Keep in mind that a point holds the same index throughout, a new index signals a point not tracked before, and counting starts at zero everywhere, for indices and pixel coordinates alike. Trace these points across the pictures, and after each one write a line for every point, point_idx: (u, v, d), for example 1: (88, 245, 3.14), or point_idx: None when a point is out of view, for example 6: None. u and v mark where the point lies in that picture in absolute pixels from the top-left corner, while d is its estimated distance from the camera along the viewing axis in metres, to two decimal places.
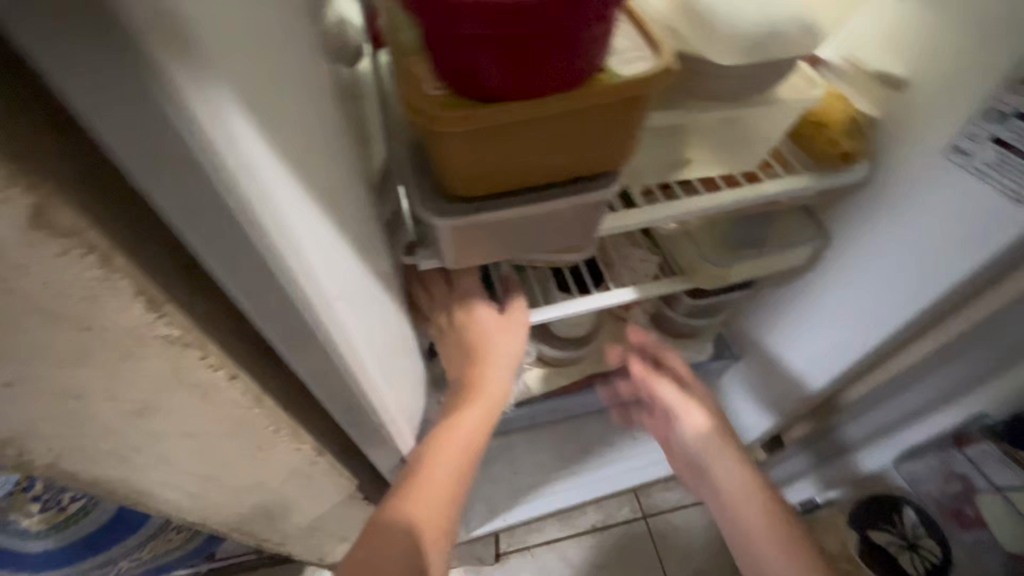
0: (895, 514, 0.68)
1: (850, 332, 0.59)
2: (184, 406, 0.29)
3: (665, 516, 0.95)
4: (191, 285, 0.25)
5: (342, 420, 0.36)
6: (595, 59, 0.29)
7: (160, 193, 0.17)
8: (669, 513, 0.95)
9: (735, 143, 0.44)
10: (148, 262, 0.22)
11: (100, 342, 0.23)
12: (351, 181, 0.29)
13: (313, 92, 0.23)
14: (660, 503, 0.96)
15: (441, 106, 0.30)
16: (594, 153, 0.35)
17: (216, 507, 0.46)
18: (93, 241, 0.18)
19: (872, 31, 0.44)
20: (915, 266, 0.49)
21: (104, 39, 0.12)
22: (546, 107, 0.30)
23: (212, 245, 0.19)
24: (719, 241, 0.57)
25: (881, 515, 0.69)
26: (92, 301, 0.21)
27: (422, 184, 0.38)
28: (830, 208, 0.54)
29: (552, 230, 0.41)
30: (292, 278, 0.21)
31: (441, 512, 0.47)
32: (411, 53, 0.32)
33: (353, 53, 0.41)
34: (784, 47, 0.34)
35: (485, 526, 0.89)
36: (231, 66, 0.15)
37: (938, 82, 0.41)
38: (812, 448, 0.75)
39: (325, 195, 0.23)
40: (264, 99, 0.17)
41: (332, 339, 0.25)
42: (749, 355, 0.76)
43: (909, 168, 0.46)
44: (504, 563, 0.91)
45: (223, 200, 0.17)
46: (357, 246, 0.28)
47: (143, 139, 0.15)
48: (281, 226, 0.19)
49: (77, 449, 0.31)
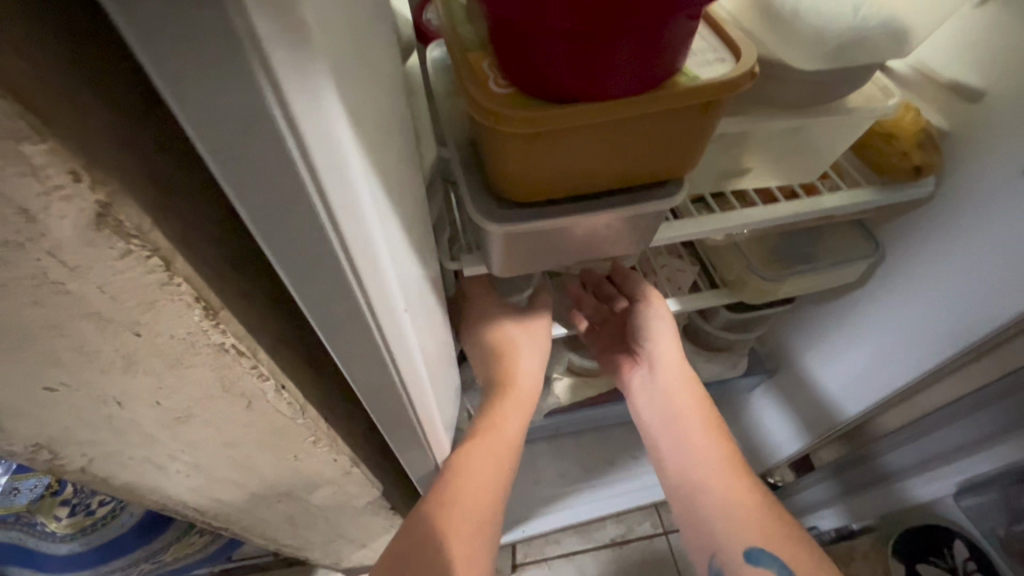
0: (944, 545, 0.60)
1: (897, 352, 0.55)
2: (226, 415, 0.28)
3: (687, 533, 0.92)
4: (246, 290, 0.23)
5: (384, 433, 0.34)
6: (676, 59, 0.27)
7: (241, 196, 0.15)
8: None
9: (799, 153, 0.42)
10: (209, 265, 0.20)
11: (150, 348, 0.21)
12: (413, 182, 0.27)
13: (388, 87, 0.21)
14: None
15: (506, 105, 0.28)
16: (661, 159, 0.33)
17: (243, 513, 0.45)
18: (155, 242, 0.17)
19: (948, 40, 0.41)
20: (976, 291, 0.46)
21: (208, 19, 0.11)
22: (619, 109, 0.28)
23: (288, 253, 0.17)
24: (767, 254, 0.54)
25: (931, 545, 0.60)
26: (148, 306, 0.19)
27: (474, 187, 0.36)
28: (889, 223, 0.52)
29: (604, 239, 0.39)
30: (365, 290, 0.19)
31: (480, 510, 0.43)
32: (473, 49, 0.31)
33: (403, 49, 0.40)
34: (870, 53, 0.33)
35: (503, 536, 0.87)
36: (333, 55, 0.13)
37: (1020, 94, 0.38)
38: (839, 477, 0.69)
39: (398, 199, 0.21)
40: (357, 93, 0.15)
41: (394, 355, 0.24)
42: (785, 371, 0.74)
43: (980, 185, 0.43)
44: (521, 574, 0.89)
45: (308, 204, 0.15)
46: (418, 252, 0.26)
47: (233, 137, 0.13)
48: (363, 234, 0.17)
49: (112, 454, 0.29)
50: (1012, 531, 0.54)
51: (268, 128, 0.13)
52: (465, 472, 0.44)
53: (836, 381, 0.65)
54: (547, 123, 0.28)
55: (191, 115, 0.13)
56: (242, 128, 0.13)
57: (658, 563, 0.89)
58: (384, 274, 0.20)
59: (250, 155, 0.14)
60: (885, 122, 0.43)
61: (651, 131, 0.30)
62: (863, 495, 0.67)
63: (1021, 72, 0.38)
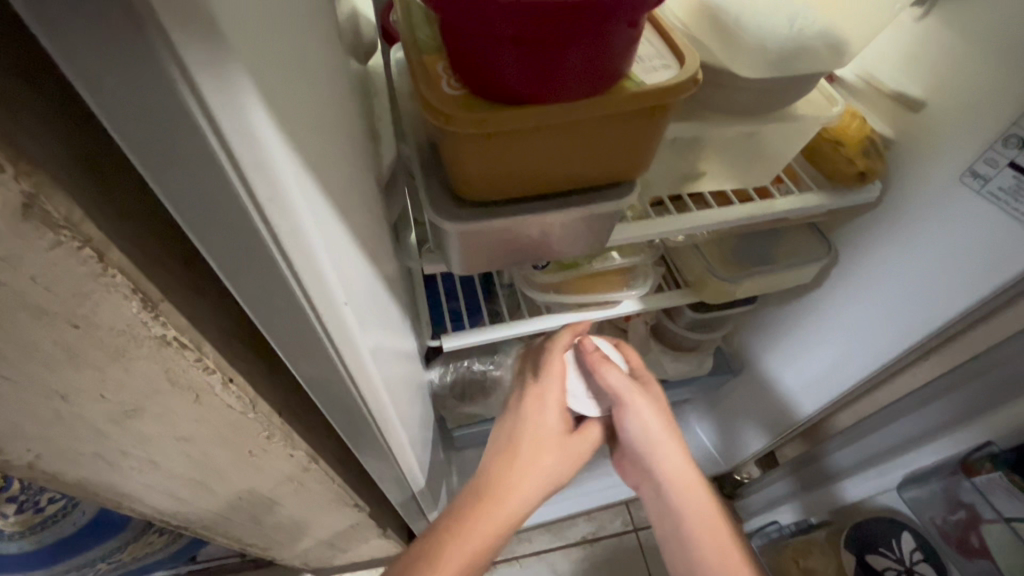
0: (893, 537, 0.62)
1: (850, 360, 0.58)
2: (176, 409, 0.28)
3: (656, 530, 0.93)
4: (190, 283, 0.23)
5: (339, 428, 0.34)
6: (620, 64, 0.28)
7: (170, 189, 0.15)
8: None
9: (749, 158, 0.43)
10: (148, 258, 0.20)
11: (89, 341, 0.21)
12: (364, 180, 0.28)
13: (328, 84, 0.22)
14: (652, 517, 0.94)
15: (458, 106, 0.29)
16: (611, 162, 0.34)
17: (202, 512, 0.45)
18: (88, 234, 0.17)
19: (889, 52, 0.44)
20: (921, 293, 0.48)
21: (116, 19, 0.11)
22: (567, 113, 0.29)
23: (221, 245, 0.18)
24: (727, 256, 0.56)
25: (880, 537, 0.63)
26: (84, 298, 0.19)
27: (433, 186, 0.37)
28: (842, 227, 0.54)
29: (562, 237, 0.39)
30: (301, 283, 0.20)
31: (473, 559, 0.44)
32: (428, 51, 0.31)
33: (364, 49, 0.40)
34: (809, 62, 0.34)
35: None
36: (251, 53, 0.14)
37: (952, 105, 0.40)
38: (803, 471, 0.72)
39: (339, 195, 0.21)
40: (282, 91, 0.16)
41: (339, 349, 0.24)
42: (748, 370, 0.76)
43: (920, 192, 0.45)
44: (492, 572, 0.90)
45: (235, 197, 0.16)
46: (366, 249, 0.27)
47: (154, 133, 0.14)
48: (295, 228, 0.18)
49: (60, 450, 0.29)
50: (950, 520, 0.55)
51: (187, 123, 0.13)
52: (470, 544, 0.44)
53: (799, 377, 0.66)
54: (497, 125, 0.29)
55: (110, 108, 0.13)
56: (164, 123, 0.13)
57: (628, 559, 0.91)
58: (324, 270, 0.20)
59: (171, 148, 0.14)
60: (832, 128, 0.45)
61: (602, 134, 0.31)
62: (823, 488, 0.69)
63: (956, 82, 0.40)
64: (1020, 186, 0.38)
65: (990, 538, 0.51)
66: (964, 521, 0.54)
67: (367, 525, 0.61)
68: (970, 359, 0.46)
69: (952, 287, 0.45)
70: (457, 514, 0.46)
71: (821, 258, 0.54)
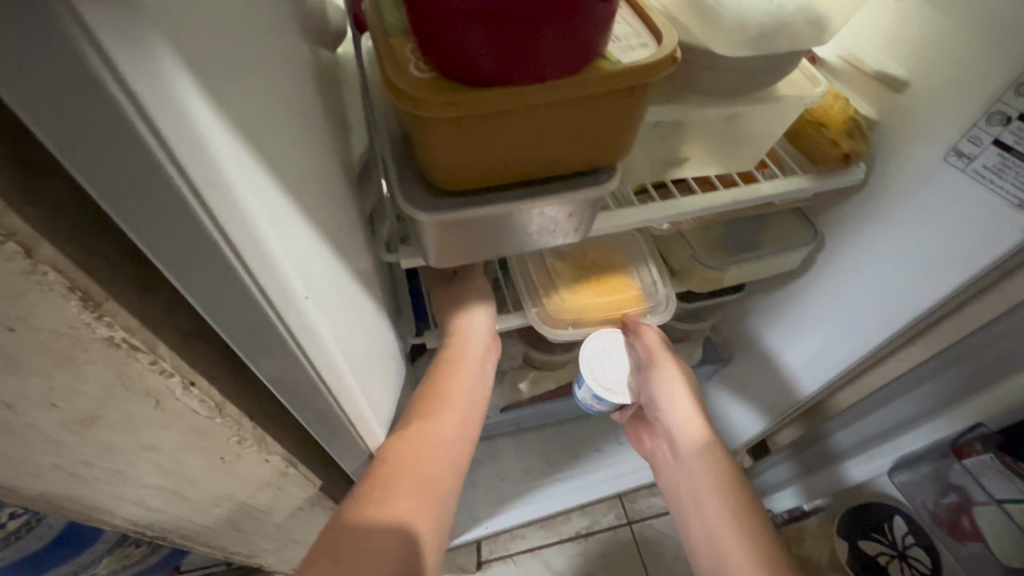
0: (884, 522, 0.63)
1: (841, 336, 0.57)
2: (137, 417, 0.26)
3: (651, 523, 0.93)
4: (139, 281, 0.22)
5: (314, 430, 0.33)
6: (595, 42, 0.27)
7: (92, 173, 0.14)
8: (654, 518, 0.93)
9: (731, 143, 0.42)
10: (85, 253, 0.19)
11: (31, 346, 0.20)
12: (329, 168, 0.27)
13: (278, 64, 0.20)
14: (646, 510, 0.94)
15: (425, 88, 0.28)
16: (590, 146, 0.33)
17: (178, 522, 0.43)
18: (10, 226, 0.16)
19: (870, 31, 0.43)
20: (908, 275, 0.47)
21: None
22: (541, 93, 0.28)
23: (161, 235, 0.16)
24: (713, 243, 0.56)
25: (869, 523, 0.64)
26: (16, 298, 0.18)
27: (406, 176, 0.35)
28: (827, 210, 0.53)
29: (536, 229, 0.39)
30: (252, 274, 0.18)
31: (430, 493, 0.39)
32: (394, 33, 0.30)
33: (333, 37, 0.39)
34: (790, 39, 0.33)
35: (467, 534, 0.86)
36: (173, 20, 0.13)
37: (936, 83, 0.40)
38: (800, 455, 0.70)
39: (294, 182, 0.20)
40: (215, 64, 0.14)
41: (302, 344, 0.23)
42: (737, 359, 0.75)
43: (906, 173, 0.44)
44: (486, 571, 0.89)
45: (168, 181, 0.14)
46: (331, 240, 0.25)
47: (63, 108, 0.12)
48: (239, 214, 0.16)
49: (15, 463, 0.28)
50: (942, 504, 0.57)
51: (101, 98, 0.12)
52: (422, 462, 0.40)
53: (787, 366, 0.65)
54: (468, 107, 0.28)
55: (9, 81, 0.12)
56: (76, 97, 0.12)
57: (622, 553, 0.90)
58: (279, 261, 0.19)
59: (87, 126, 0.13)
60: (815, 110, 0.44)
61: (579, 116, 0.30)
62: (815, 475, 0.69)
63: (939, 61, 0.39)
64: (1003, 164, 0.37)
65: (983, 520, 0.53)
66: (957, 503, 0.55)
67: None
68: (957, 341, 0.46)
69: (947, 241, 0.43)
70: (413, 439, 0.41)
71: (807, 243, 0.53)
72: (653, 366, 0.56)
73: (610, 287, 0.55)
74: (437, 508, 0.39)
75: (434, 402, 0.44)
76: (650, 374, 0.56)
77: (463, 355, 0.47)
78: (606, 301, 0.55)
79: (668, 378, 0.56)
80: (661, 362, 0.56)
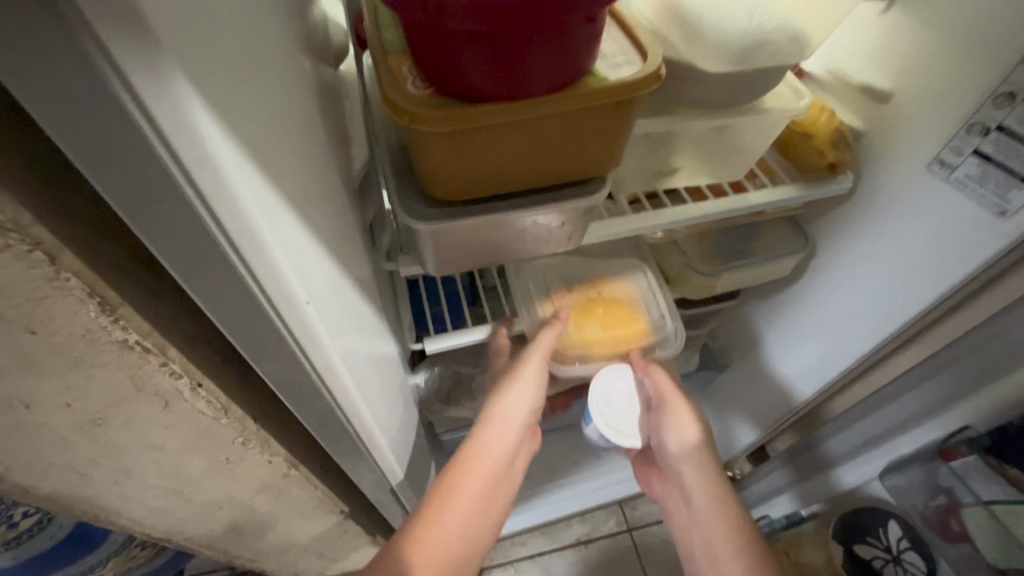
0: (880, 527, 0.62)
1: (838, 342, 0.57)
2: (146, 418, 0.28)
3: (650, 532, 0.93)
4: (151, 288, 0.23)
5: (314, 431, 0.34)
6: (583, 60, 0.29)
7: (114, 188, 0.15)
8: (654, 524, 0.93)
9: (721, 153, 0.44)
10: (102, 261, 0.20)
11: (50, 348, 0.21)
12: (330, 181, 0.28)
13: (283, 83, 0.22)
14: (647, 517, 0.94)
15: (422, 104, 0.29)
16: (581, 158, 0.34)
17: (183, 524, 0.44)
18: (37, 236, 0.17)
19: (854, 45, 0.45)
20: (902, 280, 0.48)
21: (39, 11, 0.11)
22: (533, 108, 0.29)
23: (175, 243, 0.18)
24: (706, 251, 0.57)
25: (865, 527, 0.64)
26: (39, 304, 0.19)
27: (405, 187, 0.37)
28: (819, 217, 0.54)
29: (531, 238, 0.40)
30: (257, 281, 0.20)
31: (461, 526, 0.45)
32: (393, 52, 0.31)
33: (335, 54, 0.41)
34: (771, 54, 0.35)
35: None
36: (188, 52, 0.14)
37: (918, 95, 0.41)
38: (795, 461, 0.72)
39: (297, 194, 0.22)
40: (227, 90, 0.16)
41: (304, 347, 0.24)
42: (734, 365, 0.76)
43: (893, 182, 0.46)
44: None
45: (183, 195, 0.16)
46: (332, 248, 0.27)
47: (91, 129, 0.14)
48: (246, 226, 0.18)
49: (29, 462, 0.29)
50: (931, 506, 0.55)
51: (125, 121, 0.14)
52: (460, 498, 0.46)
53: (783, 374, 0.66)
54: (463, 122, 0.29)
55: (43, 106, 0.13)
56: (104, 121, 0.14)
57: (622, 560, 0.91)
58: (283, 269, 0.20)
59: (112, 146, 0.14)
60: (801, 121, 0.45)
61: (569, 129, 0.32)
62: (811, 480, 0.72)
63: (920, 73, 0.40)
64: (984, 173, 0.39)
65: (971, 522, 0.51)
66: (945, 505, 0.54)
67: (353, 531, 0.61)
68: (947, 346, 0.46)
69: (934, 249, 0.44)
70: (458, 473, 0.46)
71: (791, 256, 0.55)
72: (665, 408, 0.56)
73: (617, 324, 0.55)
74: (465, 537, 0.46)
75: (480, 437, 0.49)
76: (662, 415, 0.57)
77: (523, 373, 0.51)
78: (612, 336, 0.55)
79: (679, 421, 0.56)
80: (672, 404, 0.56)
